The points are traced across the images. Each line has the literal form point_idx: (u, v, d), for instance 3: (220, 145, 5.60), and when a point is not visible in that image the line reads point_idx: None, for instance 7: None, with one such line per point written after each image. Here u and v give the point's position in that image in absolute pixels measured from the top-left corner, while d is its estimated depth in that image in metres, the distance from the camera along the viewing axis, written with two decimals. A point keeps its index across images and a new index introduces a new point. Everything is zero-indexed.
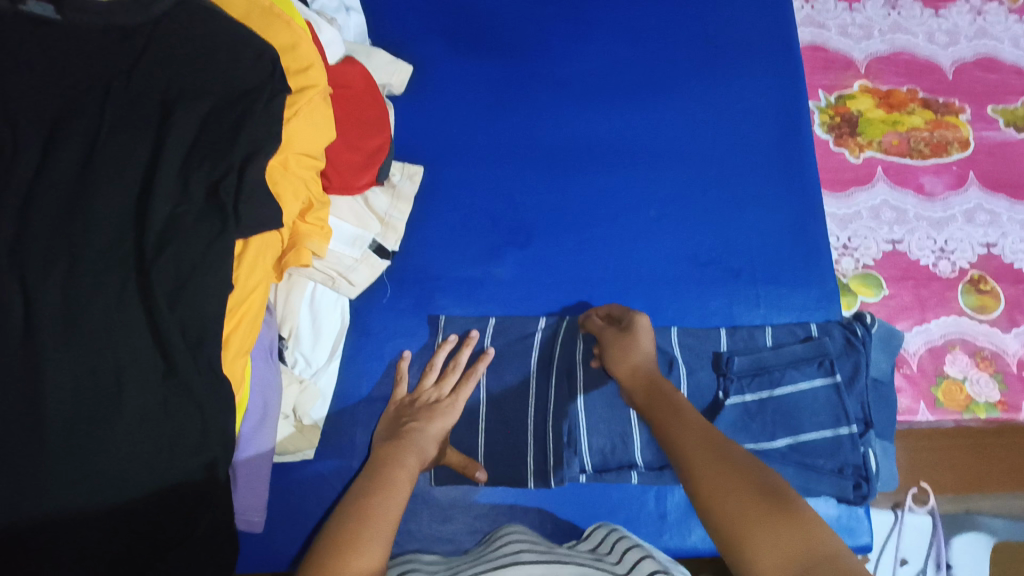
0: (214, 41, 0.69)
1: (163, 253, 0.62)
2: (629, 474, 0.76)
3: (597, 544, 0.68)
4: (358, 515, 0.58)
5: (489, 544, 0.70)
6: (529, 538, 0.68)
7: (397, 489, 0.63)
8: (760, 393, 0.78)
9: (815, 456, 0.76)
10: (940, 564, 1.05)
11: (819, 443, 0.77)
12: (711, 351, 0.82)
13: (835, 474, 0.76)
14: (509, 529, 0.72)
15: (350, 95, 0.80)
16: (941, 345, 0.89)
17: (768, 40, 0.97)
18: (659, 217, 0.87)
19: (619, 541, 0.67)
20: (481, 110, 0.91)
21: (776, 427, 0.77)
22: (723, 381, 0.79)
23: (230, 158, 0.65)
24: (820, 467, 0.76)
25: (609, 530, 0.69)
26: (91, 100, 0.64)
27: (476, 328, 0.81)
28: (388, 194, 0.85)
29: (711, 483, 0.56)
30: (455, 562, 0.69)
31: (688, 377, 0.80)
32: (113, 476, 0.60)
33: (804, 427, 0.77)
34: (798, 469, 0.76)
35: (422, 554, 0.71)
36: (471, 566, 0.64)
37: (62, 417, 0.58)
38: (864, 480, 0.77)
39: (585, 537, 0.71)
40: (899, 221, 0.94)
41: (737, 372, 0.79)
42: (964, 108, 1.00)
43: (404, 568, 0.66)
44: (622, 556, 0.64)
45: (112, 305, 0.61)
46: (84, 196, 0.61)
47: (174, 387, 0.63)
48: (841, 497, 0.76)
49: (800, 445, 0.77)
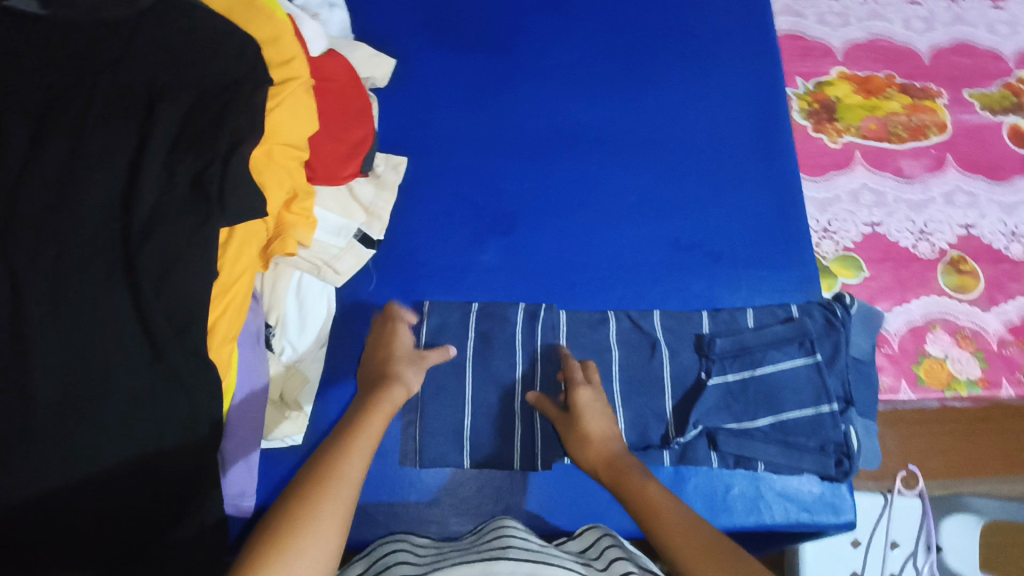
0: (199, 35, 0.71)
1: (148, 241, 0.63)
2: None
3: (587, 548, 0.69)
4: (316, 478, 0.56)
5: (479, 536, 0.70)
6: (522, 532, 0.69)
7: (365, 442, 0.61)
8: (742, 373, 0.79)
9: (796, 435, 0.78)
10: (929, 547, 1.06)
11: (801, 421, 0.78)
12: (693, 334, 0.83)
13: (817, 452, 0.77)
14: (502, 521, 0.71)
15: (334, 87, 0.81)
16: (923, 325, 0.90)
17: (745, 30, 0.98)
18: (639, 203, 0.89)
19: (609, 549, 0.67)
20: (464, 101, 0.92)
21: (758, 406, 0.78)
22: (705, 362, 0.81)
23: (215, 148, 0.66)
24: (802, 446, 0.77)
25: (601, 534, 0.70)
26: (80, 93, 0.66)
27: (463, 313, 0.82)
28: (373, 185, 0.86)
29: (659, 513, 0.62)
30: (443, 548, 0.70)
31: (670, 359, 0.81)
32: (102, 458, 0.61)
33: (786, 406, 0.78)
34: (780, 447, 0.77)
35: (414, 536, 0.73)
36: (458, 556, 0.66)
37: (51, 399, 0.60)
38: (847, 457, 0.77)
39: (577, 536, 0.72)
40: (878, 204, 0.96)
41: (718, 354, 0.80)
42: (941, 92, 1.02)
43: (393, 547, 0.69)
44: (608, 565, 0.64)
45: (98, 291, 0.62)
46: (71, 187, 0.63)
47: (161, 372, 0.64)
48: (823, 474, 0.77)
49: (782, 424, 0.78)
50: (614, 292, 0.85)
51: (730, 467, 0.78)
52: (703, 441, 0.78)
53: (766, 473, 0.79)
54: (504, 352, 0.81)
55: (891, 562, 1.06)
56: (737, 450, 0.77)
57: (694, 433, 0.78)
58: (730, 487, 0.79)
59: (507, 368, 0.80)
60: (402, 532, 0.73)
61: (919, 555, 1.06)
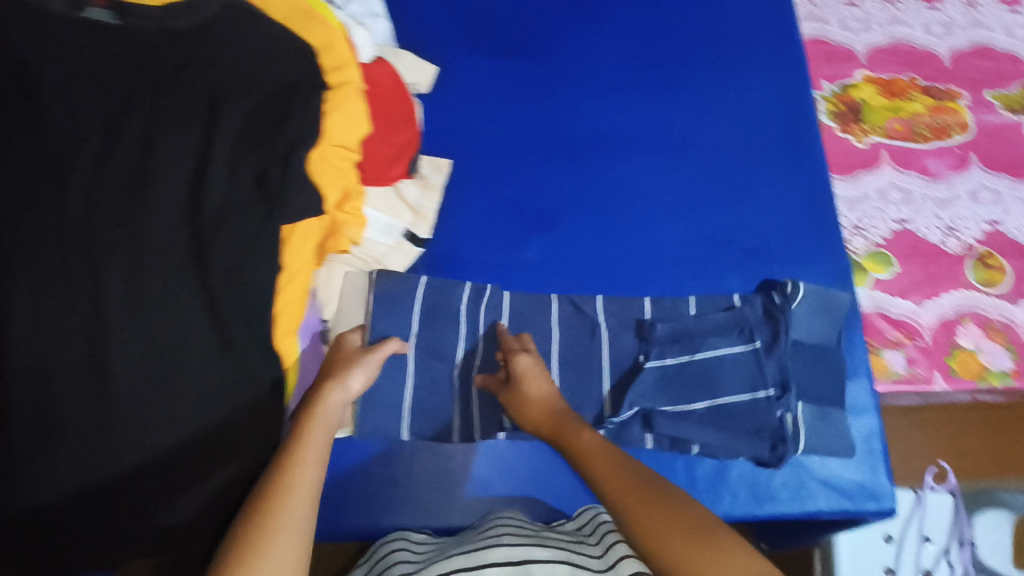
0: (259, 41, 0.74)
1: (218, 236, 0.66)
2: (625, 436, 0.79)
3: (582, 526, 0.74)
4: (290, 463, 0.63)
5: (477, 528, 0.74)
6: (516, 521, 0.72)
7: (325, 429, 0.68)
8: (680, 357, 0.81)
9: (732, 419, 0.79)
10: (962, 542, 1.08)
11: (736, 406, 0.79)
12: (635, 318, 0.84)
13: (751, 436, 0.78)
14: (496, 514, 0.75)
15: (381, 92, 0.85)
16: (953, 318, 0.92)
17: (771, 36, 1.02)
18: (675, 201, 0.91)
19: (604, 530, 0.72)
20: (504, 105, 0.95)
21: (695, 390, 0.80)
22: (644, 345, 0.82)
23: (276, 150, 0.70)
24: (738, 430, 0.78)
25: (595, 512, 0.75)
26: (147, 98, 0.69)
27: (407, 288, 0.83)
28: (418, 185, 0.88)
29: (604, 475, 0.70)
30: (443, 543, 0.73)
31: (609, 341, 0.83)
32: (174, 443, 0.64)
33: (723, 390, 0.80)
34: (715, 430, 0.78)
35: (412, 532, 0.75)
36: (456, 548, 0.69)
37: (129, 387, 0.62)
38: (782, 441, 0.78)
39: (574, 517, 0.77)
40: (905, 201, 0.98)
41: (658, 338, 0.82)
42: (962, 93, 1.05)
43: (393, 546, 0.71)
44: (604, 546, 0.69)
45: (172, 285, 0.65)
46: (144, 185, 0.66)
47: (230, 360, 0.66)
48: (758, 458, 0.78)
49: (718, 408, 0.79)
50: (654, 286, 0.87)
51: (667, 448, 0.80)
52: (638, 422, 0.80)
53: (808, 462, 0.81)
54: (449, 333, 0.83)
55: (925, 558, 1.08)
56: (672, 432, 0.78)
57: (629, 413, 0.79)
58: (773, 476, 0.80)
59: (451, 345, 0.82)
60: (399, 531, 0.76)
61: (951, 550, 1.08)
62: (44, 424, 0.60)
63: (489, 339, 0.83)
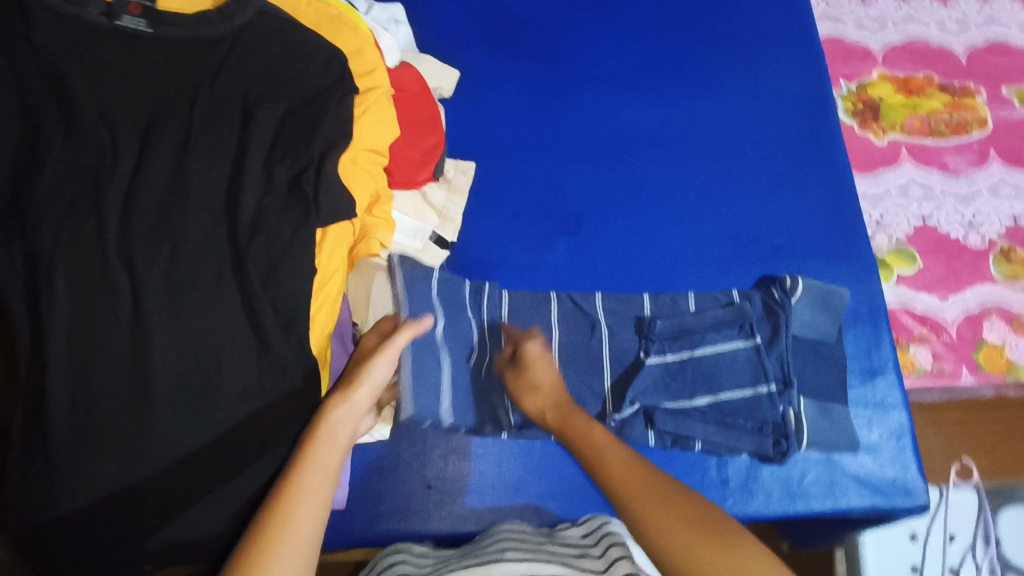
0: (289, 48, 0.75)
1: (256, 239, 0.67)
2: (647, 435, 0.79)
3: (587, 535, 0.72)
4: (300, 471, 0.61)
5: (479, 542, 0.73)
6: (517, 535, 0.71)
7: (335, 448, 0.64)
8: (681, 354, 0.81)
9: (735, 415, 0.79)
10: (988, 540, 1.09)
11: (738, 402, 0.80)
12: (634, 316, 0.84)
13: (755, 432, 0.79)
14: (500, 527, 0.74)
15: (407, 96, 0.86)
16: (978, 313, 0.93)
17: (788, 35, 1.03)
18: (698, 200, 0.92)
19: (607, 536, 0.70)
20: (526, 107, 0.96)
21: (696, 386, 0.80)
22: (644, 342, 0.82)
23: (310, 153, 0.71)
24: (741, 426, 0.79)
25: (601, 521, 0.73)
26: (182, 105, 0.70)
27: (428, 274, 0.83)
28: (444, 189, 0.89)
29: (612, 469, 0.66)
30: (443, 556, 0.72)
31: (609, 339, 0.83)
32: (213, 445, 0.64)
33: (724, 386, 0.80)
34: (718, 427, 0.79)
35: (412, 546, 0.74)
36: (456, 562, 0.68)
37: (168, 391, 0.62)
38: (785, 437, 0.79)
39: (580, 523, 0.76)
40: (927, 197, 0.99)
41: (658, 335, 0.82)
42: (979, 90, 1.05)
43: (394, 560, 0.71)
44: (605, 551, 0.67)
45: (210, 289, 0.65)
46: (179, 190, 0.67)
47: (268, 363, 0.66)
48: (762, 454, 0.79)
49: (721, 405, 0.80)
50: (680, 286, 0.88)
51: (669, 446, 0.80)
52: (640, 419, 0.80)
53: (839, 458, 0.81)
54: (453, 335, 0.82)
55: (950, 556, 1.09)
56: (674, 428, 0.79)
57: (631, 410, 0.80)
58: (805, 473, 0.80)
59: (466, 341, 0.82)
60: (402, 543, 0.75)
61: (977, 548, 1.09)
62: (83, 431, 0.60)
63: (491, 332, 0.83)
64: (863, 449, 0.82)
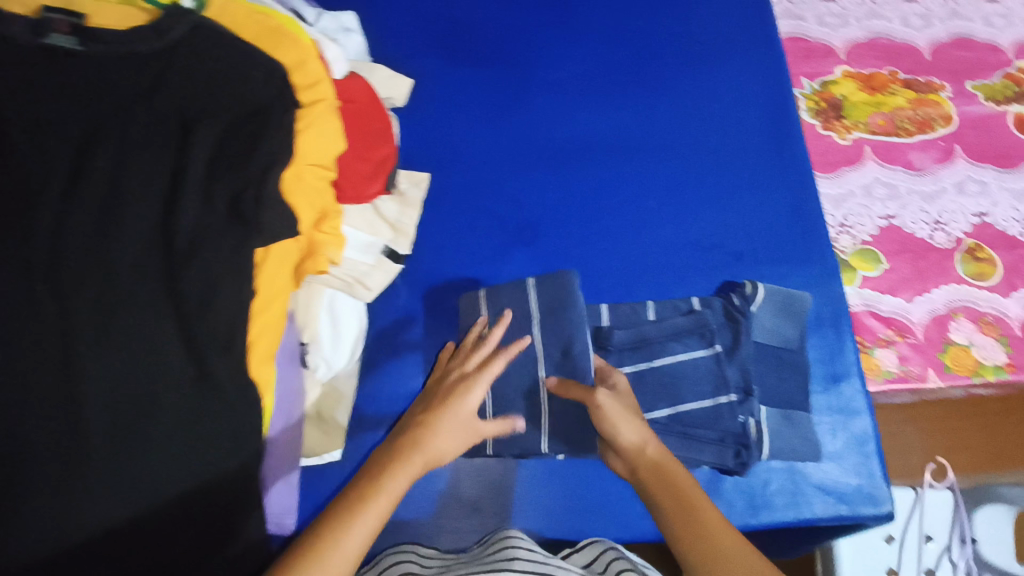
0: (227, 63, 0.72)
1: (191, 265, 0.65)
2: None
3: (592, 563, 0.71)
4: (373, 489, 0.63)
5: (485, 546, 0.73)
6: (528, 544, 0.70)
7: (399, 483, 0.64)
8: (639, 365, 0.80)
9: (695, 427, 0.77)
10: (965, 540, 1.08)
11: (698, 413, 0.78)
12: (592, 327, 0.83)
13: (716, 444, 0.77)
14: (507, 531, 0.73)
15: (357, 107, 0.84)
16: (945, 313, 0.91)
17: (750, 35, 1.01)
18: (659, 207, 0.90)
19: (615, 563, 0.70)
20: (482, 116, 0.94)
21: (656, 398, 0.79)
22: (604, 354, 0.81)
23: (250, 172, 0.68)
24: (701, 438, 0.77)
25: (605, 550, 0.72)
26: (115, 125, 0.66)
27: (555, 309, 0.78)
28: (397, 202, 0.87)
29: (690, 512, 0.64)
30: (451, 559, 0.73)
31: None
32: (153, 482, 0.62)
33: (684, 397, 0.78)
34: (678, 439, 0.77)
35: (419, 547, 0.75)
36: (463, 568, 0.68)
37: (101, 426, 0.60)
38: (746, 448, 0.76)
39: (580, 549, 0.74)
40: (891, 197, 0.97)
41: (616, 346, 0.81)
42: (944, 86, 1.04)
43: (399, 559, 0.71)
44: None
45: (144, 318, 0.63)
46: (111, 215, 0.64)
47: (207, 392, 0.64)
48: (723, 466, 0.77)
49: (680, 416, 0.78)
50: (640, 295, 0.86)
51: None
52: None
53: (803, 467, 0.80)
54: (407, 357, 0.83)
55: (926, 557, 1.07)
56: None
57: None
58: (768, 482, 0.79)
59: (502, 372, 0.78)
60: (404, 545, 0.75)
61: (953, 548, 1.07)
62: (11, 472, 0.57)
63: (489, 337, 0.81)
64: (826, 457, 0.81)
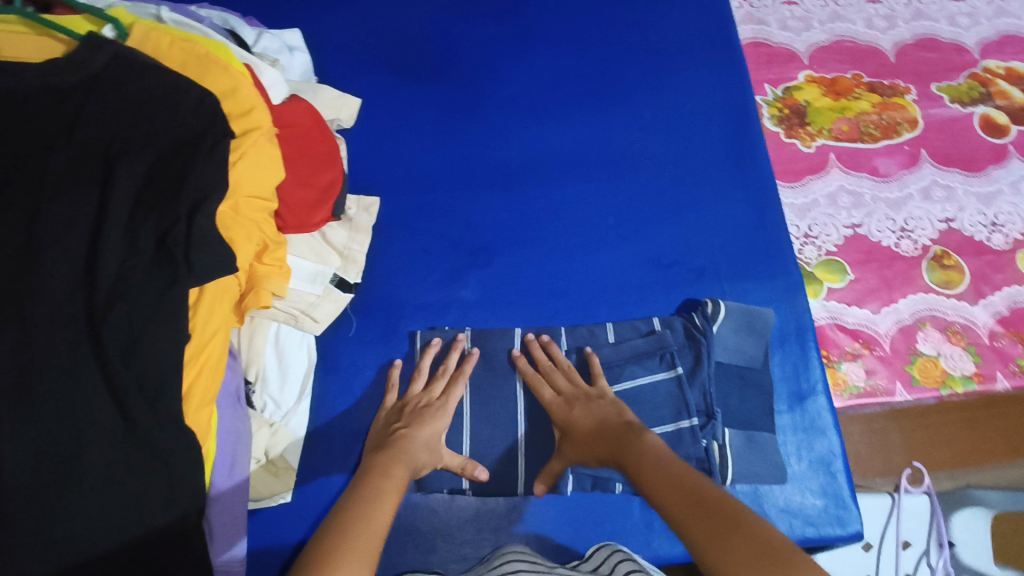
0: (154, 94, 0.69)
1: (114, 310, 0.61)
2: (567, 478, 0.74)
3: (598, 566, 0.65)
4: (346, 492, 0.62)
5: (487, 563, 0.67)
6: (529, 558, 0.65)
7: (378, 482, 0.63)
8: None
9: None
10: (942, 543, 1.01)
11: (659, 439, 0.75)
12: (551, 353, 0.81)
13: None
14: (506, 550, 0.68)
15: (298, 132, 0.81)
16: (912, 323, 0.89)
17: (710, 41, 0.99)
18: (617, 223, 0.88)
19: (620, 564, 0.63)
20: (435, 133, 0.91)
21: None
22: None
23: (177, 208, 0.64)
24: None
25: (612, 552, 0.66)
26: (32, 163, 0.63)
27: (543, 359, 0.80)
28: (345, 228, 0.85)
29: (644, 470, 0.61)
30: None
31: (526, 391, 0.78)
32: (81, 542, 0.58)
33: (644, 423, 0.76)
34: None
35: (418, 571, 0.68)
36: None
37: (22, 487, 0.57)
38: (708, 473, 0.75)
39: (589, 557, 0.68)
40: (856, 205, 0.95)
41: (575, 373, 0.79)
42: (909, 88, 1.02)
43: None
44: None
45: (67, 369, 0.59)
46: (29, 260, 0.61)
47: (138, 444, 0.61)
48: None
49: None
50: (599, 316, 0.83)
51: (589, 489, 0.75)
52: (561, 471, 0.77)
53: (767, 489, 0.78)
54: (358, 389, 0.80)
55: (904, 563, 1.00)
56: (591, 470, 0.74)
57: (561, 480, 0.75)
58: None
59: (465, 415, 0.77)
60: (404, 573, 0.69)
61: (932, 553, 1.00)
62: None
63: (440, 348, 0.81)
64: (790, 480, 0.78)
